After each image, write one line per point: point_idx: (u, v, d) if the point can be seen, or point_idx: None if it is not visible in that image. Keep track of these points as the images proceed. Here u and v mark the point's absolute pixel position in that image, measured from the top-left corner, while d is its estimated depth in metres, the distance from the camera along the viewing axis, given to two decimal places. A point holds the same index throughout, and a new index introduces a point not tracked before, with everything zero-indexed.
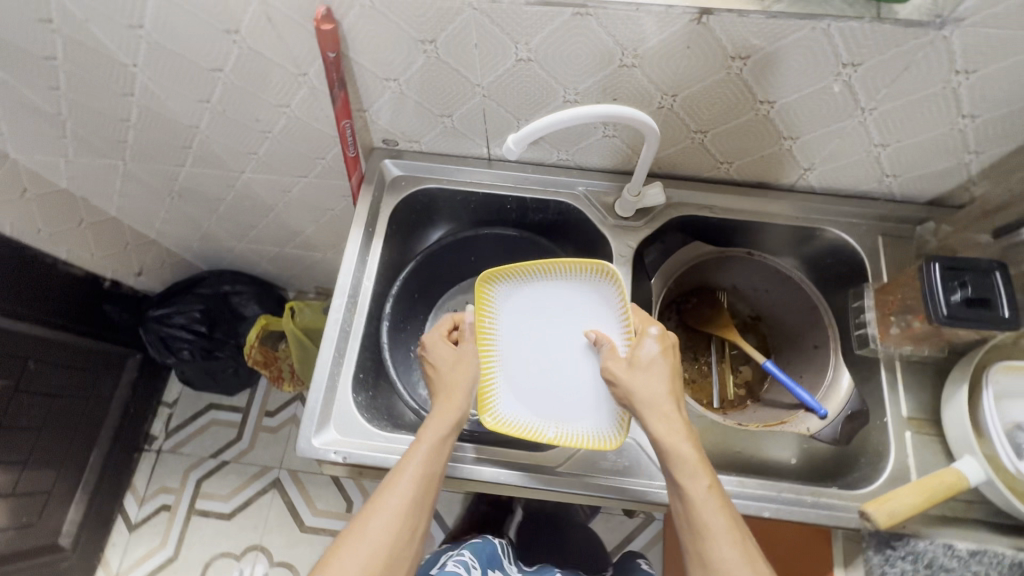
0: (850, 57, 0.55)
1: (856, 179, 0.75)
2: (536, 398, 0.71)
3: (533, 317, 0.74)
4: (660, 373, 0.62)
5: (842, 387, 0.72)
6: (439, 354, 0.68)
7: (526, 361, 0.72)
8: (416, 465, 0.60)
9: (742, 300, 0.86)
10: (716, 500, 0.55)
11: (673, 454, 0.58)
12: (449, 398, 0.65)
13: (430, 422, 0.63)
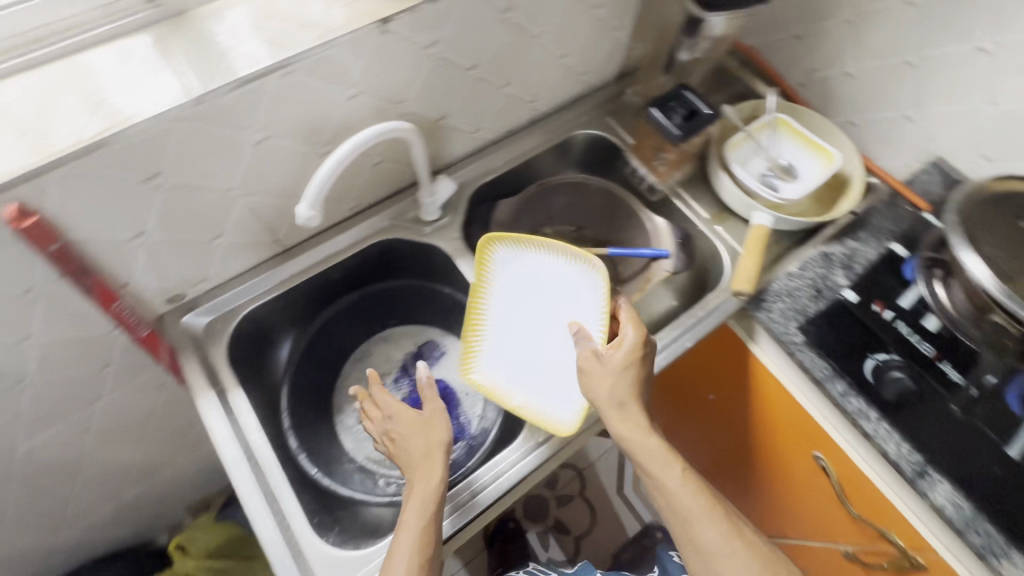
0: (505, 3, 0.67)
1: (567, 89, 0.91)
2: (517, 366, 0.72)
3: (524, 295, 0.74)
4: (626, 377, 0.63)
5: (660, 226, 0.87)
6: (416, 416, 0.65)
7: (513, 330, 0.74)
8: (407, 545, 0.56)
9: (560, 224, 0.91)
10: (689, 486, 0.60)
11: (642, 456, 0.61)
12: (428, 469, 0.61)
13: (409, 501, 0.59)
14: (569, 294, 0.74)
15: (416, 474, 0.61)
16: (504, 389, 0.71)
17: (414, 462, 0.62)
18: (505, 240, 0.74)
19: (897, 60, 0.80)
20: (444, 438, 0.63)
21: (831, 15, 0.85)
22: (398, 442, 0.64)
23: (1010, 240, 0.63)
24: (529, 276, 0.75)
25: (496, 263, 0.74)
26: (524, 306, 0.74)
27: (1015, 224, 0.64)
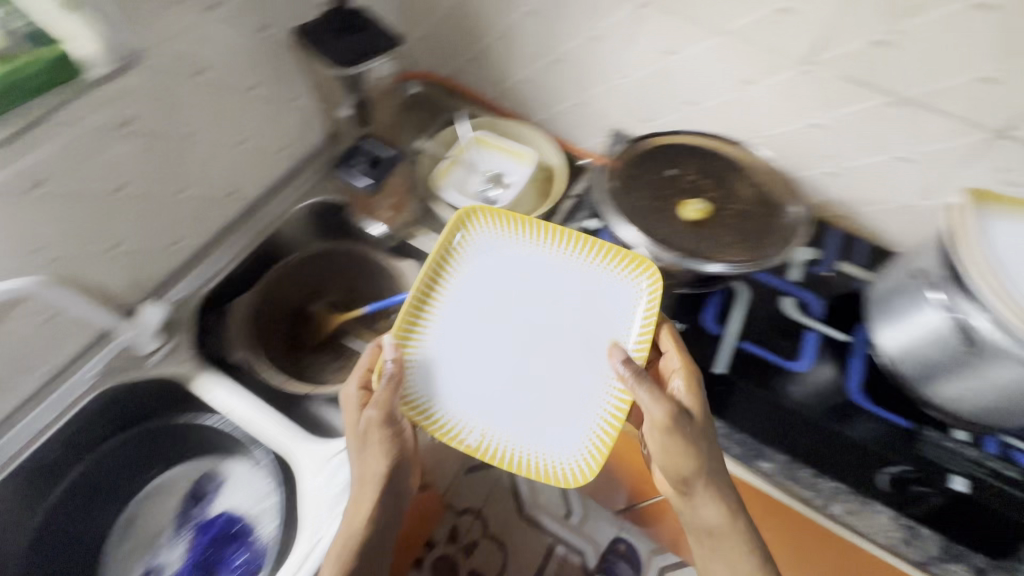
0: (117, 117, 0.63)
1: (268, 169, 0.89)
2: (493, 399, 0.61)
3: (509, 295, 0.66)
4: (655, 413, 0.58)
5: (401, 268, 0.89)
6: (375, 436, 0.62)
7: (494, 347, 0.64)
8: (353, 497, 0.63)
9: (329, 293, 0.91)
10: (699, 476, 0.60)
11: (658, 440, 0.60)
12: (364, 476, 0.62)
13: (349, 511, 0.62)
14: (588, 305, 0.65)
15: (358, 470, 0.63)
16: (463, 420, 0.60)
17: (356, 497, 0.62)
18: (490, 219, 0.68)
19: (547, 59, 0.89)
20: (381, 463, 0.62)
21: (487, 34, 0.92)
22: (352, 450, 0.64)
23: (660, 188, 0.73)
24: (521, 260, 0.67)
25: (475, 248, 0.67)
26: (506, 305, 0.65)
27: (664, 173, 0.74)
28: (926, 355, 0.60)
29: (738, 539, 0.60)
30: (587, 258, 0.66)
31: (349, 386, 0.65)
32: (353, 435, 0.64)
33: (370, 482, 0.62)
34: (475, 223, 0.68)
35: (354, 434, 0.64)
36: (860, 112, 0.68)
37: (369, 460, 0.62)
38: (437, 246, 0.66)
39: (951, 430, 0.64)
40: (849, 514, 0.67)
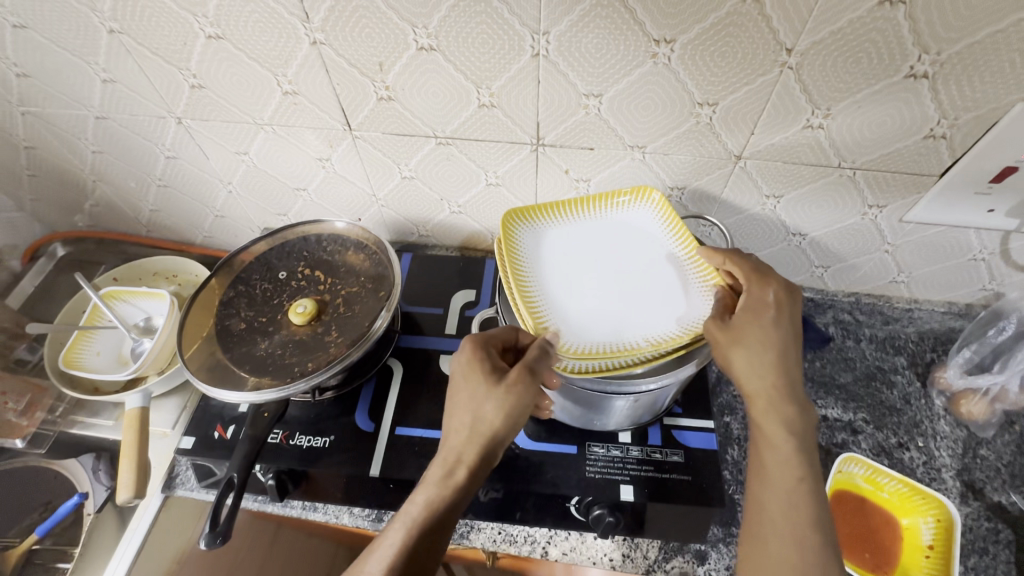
0: None
1: None
2: (635, 313, 0.51)
3: (581, 240, 0.57)
4: (764, 316, 0.48)
5: (73, 468, 0.76)
6: (505, 382, 0.47)
7: (613, 277, 0.54)
8: (434, 467, 0.48)
9: (22, 508, 0.75)
10: (758, 379, 0.47)
11: (728, 365, 0.48)
12: (472, 440, 0.48)
13: (430, 473, 0.49)
14: (608, 242, 0.57)
15: (455, 439, 0.49)
16: (631, 341, 0.49)
17: (449, 454, 0.48)
18: (517, 219, 0.57)
19: (155, 186, 0.81)
20: (499, 423, 0.47)
21: (82, 181, 0.82)
22: (462, 407, 0.49)
23: (269, 296, 0.67)
24: (564, 238, 0.57)
25: (519, 248, 0.55)
26: (553, 258, 0.56)
27: (273, 277, 0.68)
28: (570, 417, 0.61)
29: (764, 411, 0.47)
30: (569, 220, 0.59)
31: (477, 336, 0.51)
32: (476, 404, 0.48)
33: (486, 437, 0.48)
34: (507, 231, 0.56)
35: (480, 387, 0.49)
36: (427, 156, 0.66)
37: (474, 423, 0.48)
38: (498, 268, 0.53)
39: (616, 437, 0.63)
40: (569, 555, 0.63)
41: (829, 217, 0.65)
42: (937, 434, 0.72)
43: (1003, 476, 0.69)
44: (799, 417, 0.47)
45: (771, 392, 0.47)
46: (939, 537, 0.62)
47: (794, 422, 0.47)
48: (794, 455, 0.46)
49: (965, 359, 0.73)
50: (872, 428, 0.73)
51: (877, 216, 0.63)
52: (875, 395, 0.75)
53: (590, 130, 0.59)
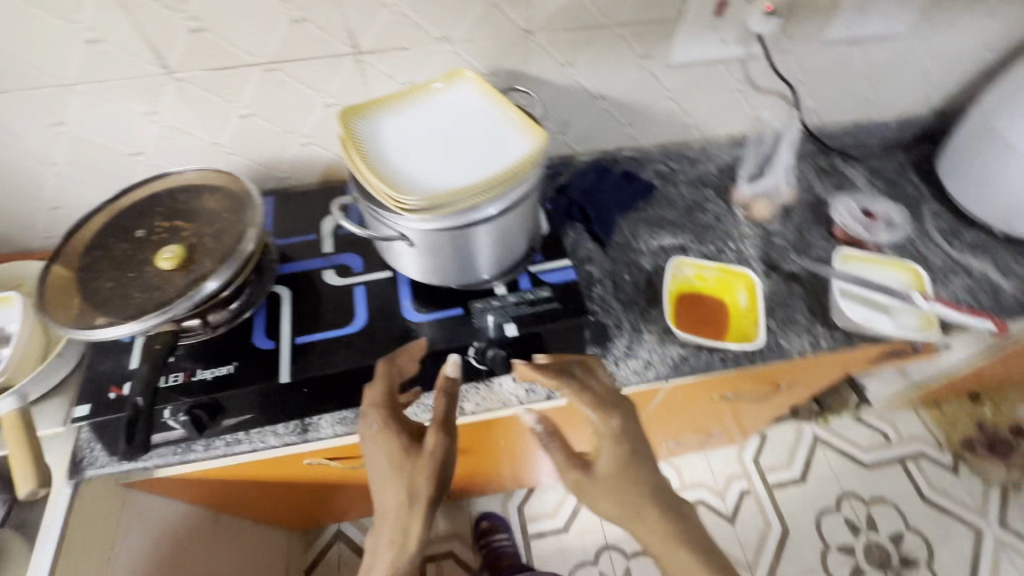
0: None
1: None
2: (470, 160, 0.60)
3: (416, 119, 0.64)
4: (631, 426, 0.63)
5: None
6: (426, 450, 0.60)
7: (448, 139, 0.62)
8: (387, 540, 0.59)
9: None
10: (628, 500, 0.60)
11: (602, 502, 0.60)
12: (400, 516, 0.59)
13: (382, 550, 0.59)
14: (440, 115, 0.65)
15: (387, 518, 0.59)
16: (470, 180, 0.57)
17: (396, 523, 0.59)
18: (355, 112, 0.63)
19: None
20: (426, 484, 0.59)
21: None
22: (396, 480, 0.59)
23: (131, 254, 0.66)
24: (401, 120, 0.64)
25: (362, 134, 0.61)
26: (393, 137, 0.62)
27: (131, 237, 0.68)
28: (448, 277, 0.68)
29: (660, 535, 0.60)
30: (402, 105, 0.65)
31: (376, 421, 0.62)
32: (411, 480, 0.59)
33: (424, 506, 0.59)
34: (347, 122, 0.62)
35: (410, 461, 0.60)
36: (257, 86, 0.69)
37: (405, 494, 0.58)
38: (345, 152, 0.59)
39: (493, 292, 0.72)
40: (483, 403, 0.73)
41: (617, 75, 0.79)
42: (742, 236, 0.91)
43: (790, 251, 0.89)
44: (673, 518, 0.60)
45: (628, 496, 0.60)
46: (751, 299, 0.82)
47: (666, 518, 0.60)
48: (673, 529, 0.60)
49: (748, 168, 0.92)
50: (697, 245, 0.90)
51: (650, 64, 0.78)
52: (694, 221, 0.93)
53: (398, 29, 0.67)
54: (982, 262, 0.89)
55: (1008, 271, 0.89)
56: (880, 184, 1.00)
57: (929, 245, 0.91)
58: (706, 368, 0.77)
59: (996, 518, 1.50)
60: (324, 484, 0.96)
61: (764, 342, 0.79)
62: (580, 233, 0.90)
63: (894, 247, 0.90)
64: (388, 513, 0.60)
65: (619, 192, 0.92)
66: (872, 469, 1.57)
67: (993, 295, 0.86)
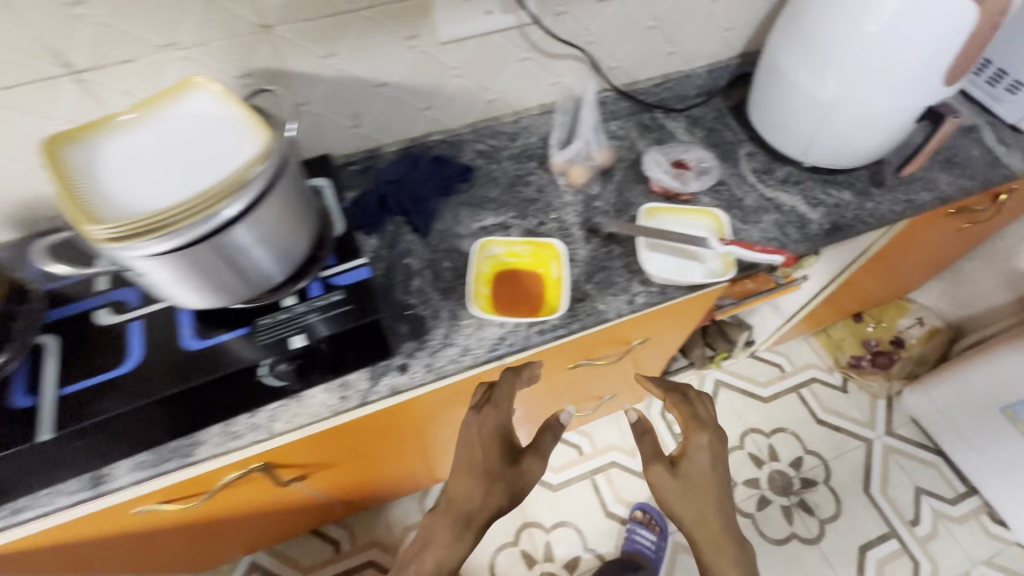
0: None
1: None
2: (191, 176, 0.56)
3: (141, 134, 0.59)
4: (706, 443, 0.75)
5: None
6: (501, 478, 0.72)
7: (172, 153, 0.57)
8: (451, 524, 0.71)
9: None
10: (716, 501, 0.72)
11: (715, 488, 0.73)
12: (488, 500, 0.71)
13: (466, 531, 0.72)
14: (169, 127, 0.60)
15: (455, 501, 0.72)
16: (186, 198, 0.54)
17: (465, 510, 0.72)
18: (68, 138, 0.58)
19: None
20: (492, 486, 0.71)
21: None
22: (475, 483, 0.72)
23: None
24: (123, 138, 0.59)
25: (75, 163, 0.57)
26: (112, 160, 0.57)
27: None
28: (225, 300, 0.65)
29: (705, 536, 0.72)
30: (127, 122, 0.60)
31: (472, 431, 0.74)
32: (500, 488, 0.72)
33: (504, 508, 0.72)
34: (56, 151, 0.57)
35: (508, 471, 0.73)
36: None
37: (469, 497, 0.71)
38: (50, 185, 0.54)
39: (281, 304, 0.69)
40: (294, 419, 0.71)
41: (389, 59, 0.75)
42: (564, 204, 0.91)
43: (610, 213, 0.90)
44: (729, 526, 0.72)
45: (713, 529, 0.72)
46: (560, 269, 0.81)
47: (724, 517, 0.72)
48: (719, 527, 0.72)
49: (557, 135, 0.92)
50: (519, 220, 0.90)
51: (420, 44, 0.75)
52: (517, 195, 0.92)
53: (110, 40, 0.61)
54: (791, 196, 0.93)
55: (814, 201, 0.92)
56: (699, 133, 1.02)
57: (742, 187, 0.94)
58: (524, 345, 0.76)
59: (883, 428, 1.61)
60: (186, 528, 0.93)
61: (580, 309, 0.80)
62: (400, 226, 0.88)
63: (708, 194, 0.92)
64: (468, 503, 0.72)
65: (437, 176, 0.90)
66: (770, 402, 1.65)
67: (800, 226, 0.89)
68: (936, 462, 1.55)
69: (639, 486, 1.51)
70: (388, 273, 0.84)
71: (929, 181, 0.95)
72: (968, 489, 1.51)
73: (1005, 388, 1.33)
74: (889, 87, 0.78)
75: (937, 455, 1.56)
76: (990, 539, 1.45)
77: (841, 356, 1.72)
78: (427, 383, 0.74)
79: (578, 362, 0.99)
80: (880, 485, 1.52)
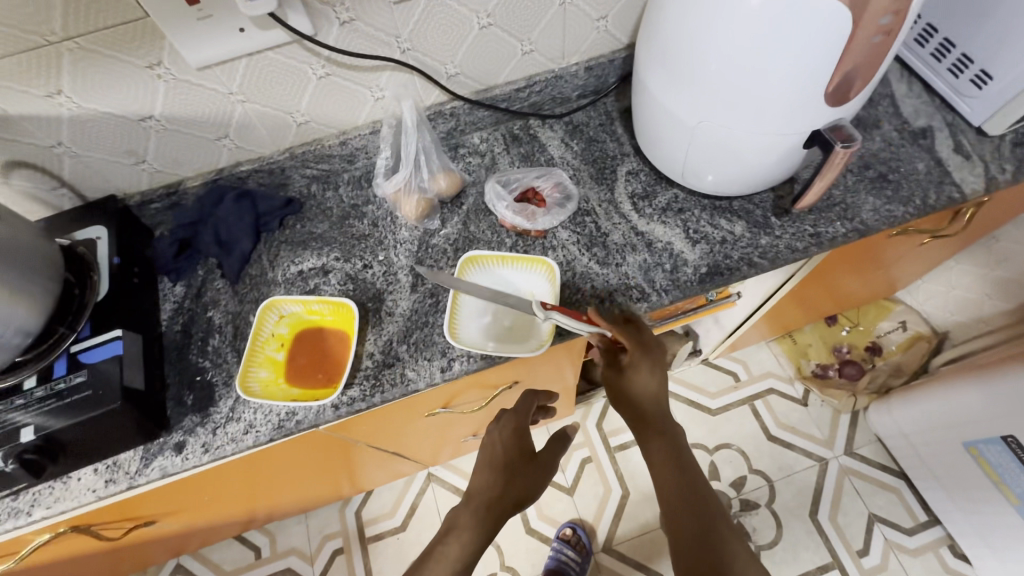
0: None
1: None
2: None
3: None
4: (636, 347, 0.63)
5: None
6: (530, 449, 0.80)
7: None
8: (471, 505, 0.72)
9: None
10: (658, 410, 0.61)
11: (657, 406, 0.61)
12: (504, 475, 0.75)
13: (499, 497, 0.73)
14: None
15: (476, 483, 0.75)
16: None
17: (477, 491, 0.73)
18: None
19: None
20: (515, 450, 0.78)
21: None
22: (485, 473, 0.76)
23: None
24: None
25: None
26: None
27: None
28: None
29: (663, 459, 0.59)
30: None
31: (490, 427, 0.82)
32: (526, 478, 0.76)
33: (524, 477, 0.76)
34: None
35: (533, 464, 0.79)
36: None
37: (494, 473, 0.76)
38: None
39: (21, 387, 0.62)
40: (55, 505, 0.65)
41: (139, 92, 0.64)
42: (397, 242, 0.79)
43: (448, 254, 0.78)
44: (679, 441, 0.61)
45: (668, 447, 0.60)
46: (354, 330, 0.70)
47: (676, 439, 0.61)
48: (673, 450, 0.60)
49: (385, 160, 0.78)
50: (343, 262, 0.78)
51: (170, 73, 0.63)
52: (347, 232, 0.81)
53: None
54: (669, 229, 0.77)
55: (698, 236, 0.76)
56: (577, 145, 0.86)
57: (612, 218, 0.78)
58: (315, 422, 0.67)
59: (842, 446, 1.46)
60: None
61: (385, 378, 0.70)
62: (211, 270, 0.79)
63: (566, 228, 0.78)
64: (480, 490, 0.74)
65: (252, 212, 0.79)
66: (718, 414, 1.52)
67: (672, 269, 0.74)
68: (898, 487, 1.41)
69: (565, 502, 1.44)
70: (186, 328, 0.75)
71: (848, 208, 0.77)
72: (930, 518, 1.37)
73: (971, 421, 1.16)
74: (766, 96, 0.59)
75: (900, 479, 1.42)
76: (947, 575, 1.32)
77: (805, 363, 1.55)
78: (206, 465, 0.67)
79: (435, 410, 0.92)
80: (830, 510, 1.39)
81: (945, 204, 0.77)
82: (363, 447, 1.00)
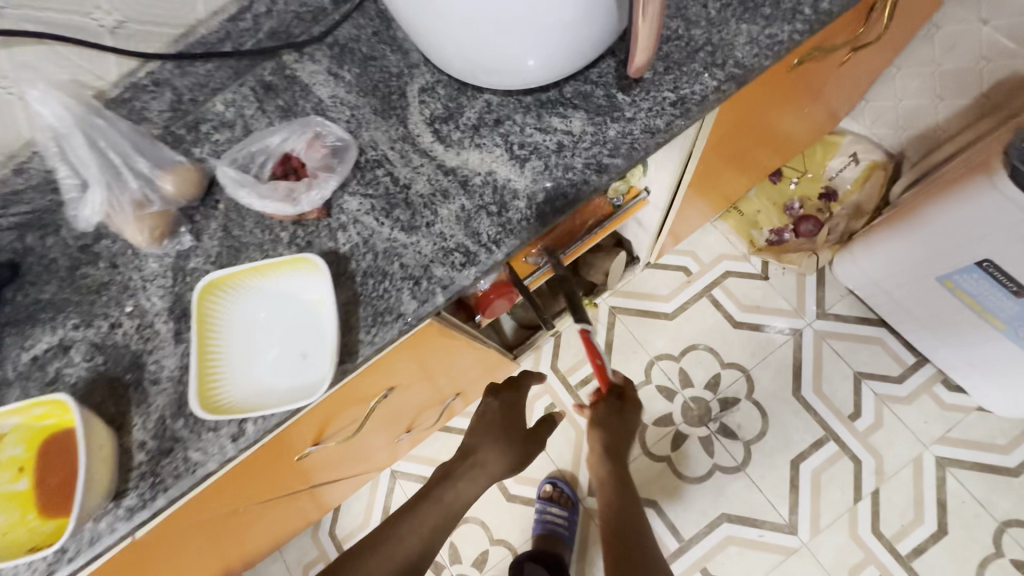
0: None
1: None
2: None
3: None
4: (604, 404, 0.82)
5: None
6: (517, 424, 0.96)
7: None
8: (463, 460, 0.93)
9: None
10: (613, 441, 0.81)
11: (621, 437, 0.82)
12: (494, 440, 0.93)
13: (486, 456, 0.92)
14: None
15: (467, 447, 0.94)
16: None
17: (468, 449, 0.93)
18: None
19: None
20: (507, 426, 0.95)
21: None
22: (477, 437, 0.94)
23: None
24: None
25: None
26: None
27: None
28: None
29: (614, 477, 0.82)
30: None
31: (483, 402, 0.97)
32: (518, 446, 0.94)
33: (512, 446, 0.94)
34: None
35: (529, 440, 0.97)
36: None
37: (481, 439, 0.93)
38: None
39: None
40: None
41: None
42: (146, 280, 0.58)
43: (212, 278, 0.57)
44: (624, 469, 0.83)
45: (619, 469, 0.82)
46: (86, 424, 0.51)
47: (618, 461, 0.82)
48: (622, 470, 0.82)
49: (70, 177, 0.54)
50: (84, 330, 0.58)
51: None
52: (82, 285, 0.60)
53: None
54: (486, 154, 0.56)
55: (525, 151, 0.55)
56: (349, 71, 0.62)
57: (412, 160, 0.57)
58: (93, 551, 0.51)
59: (814, 311, 1.33)
60: None
61: (166, 470, 0.52)
62: None
63: (355, 195, 0.56)
64: (472, 453, 0.92)
65: None
66: (677, 317, 1.36)
67: (501, 209, 0.54)
68: (879, 336, 1.29)
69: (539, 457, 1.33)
70: None
71: (716, 49, 0.55)
72: (917, 359, 1.27)
73: (941, 256, 0.99)
74: None
75: (879, 327, 1.30)
76: (944, 412, 1.23)
77: (758, 234, 1.37)
78: None
79: (306, 450, 0.74)
80: (812, 382, 1.28)
81: (843, 6, 0.55)
82: (262, 506, 0.85)
